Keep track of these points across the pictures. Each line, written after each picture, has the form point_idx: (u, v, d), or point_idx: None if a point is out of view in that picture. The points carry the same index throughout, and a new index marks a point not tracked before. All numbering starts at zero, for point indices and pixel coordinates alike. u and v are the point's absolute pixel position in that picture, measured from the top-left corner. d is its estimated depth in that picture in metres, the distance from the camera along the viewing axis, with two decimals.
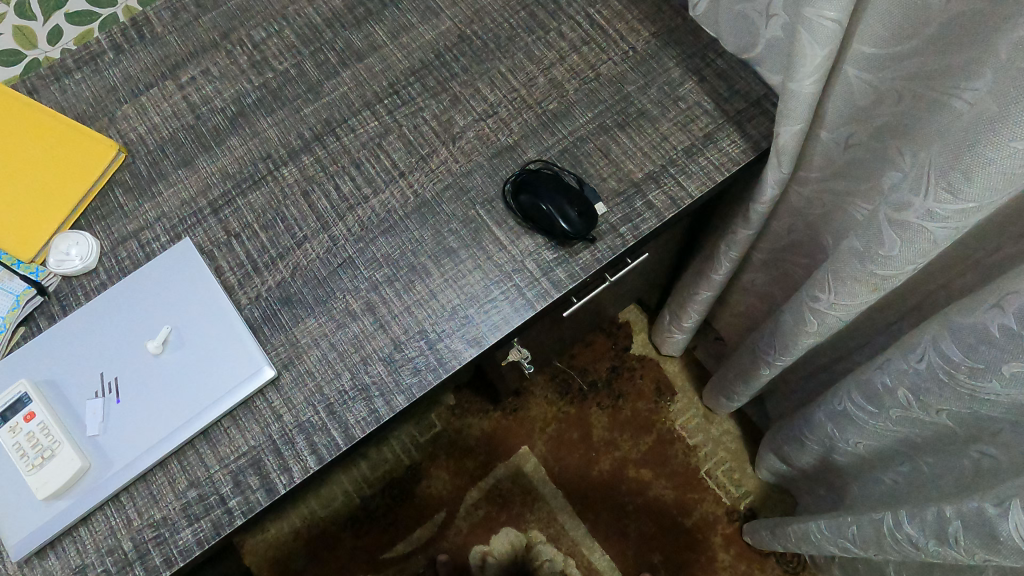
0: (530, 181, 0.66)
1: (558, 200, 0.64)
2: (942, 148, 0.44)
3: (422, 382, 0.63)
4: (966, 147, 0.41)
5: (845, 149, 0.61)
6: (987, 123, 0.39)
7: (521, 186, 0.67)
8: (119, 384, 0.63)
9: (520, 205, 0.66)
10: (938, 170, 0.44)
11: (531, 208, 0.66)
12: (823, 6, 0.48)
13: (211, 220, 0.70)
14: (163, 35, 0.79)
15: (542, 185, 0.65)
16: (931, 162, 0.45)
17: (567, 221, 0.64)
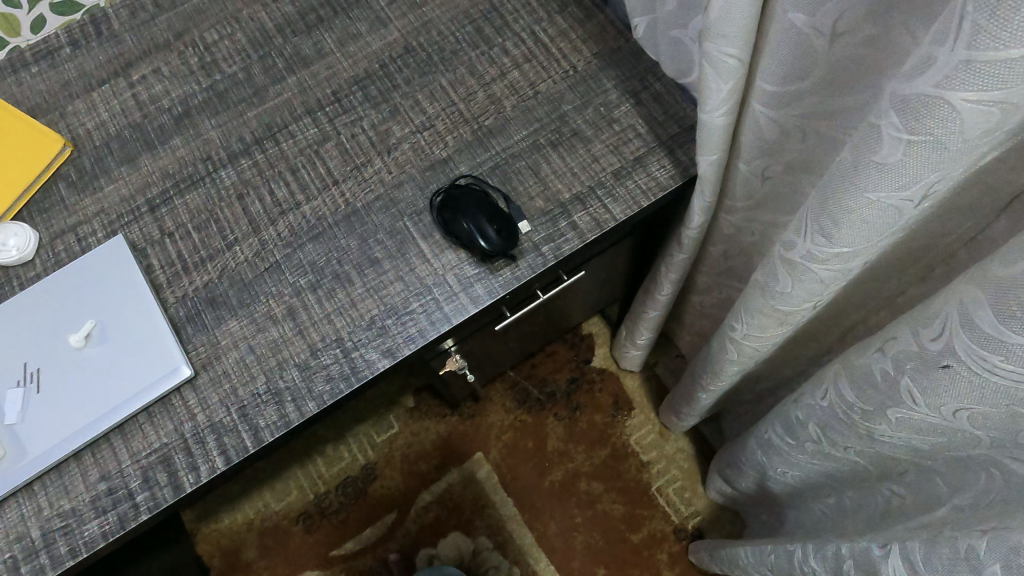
0: (455, 198, 0.67)
1: (478, 218, 0.65)
2: (817, 191, 0.44)
3: (333, 390, 0.64)
4: (832, 193, 0.41)
5: (763, 181, 0.61)
6: (847, 172, 0.39)
7: (447, 203, 0.67)
8: (40, 375, 0.65)
9: (445, 222, 0.67)
10: (813, 212, 0.44)
11: (453, 225, 0.66)
12: (720, 41, 0.48)
13: (147, 218, 0.72)
14: (120, 33, 0.81)
15: (465, 203, 0.66)
16: (810, 204, 0.45)
17: (486, 239, 0.65)
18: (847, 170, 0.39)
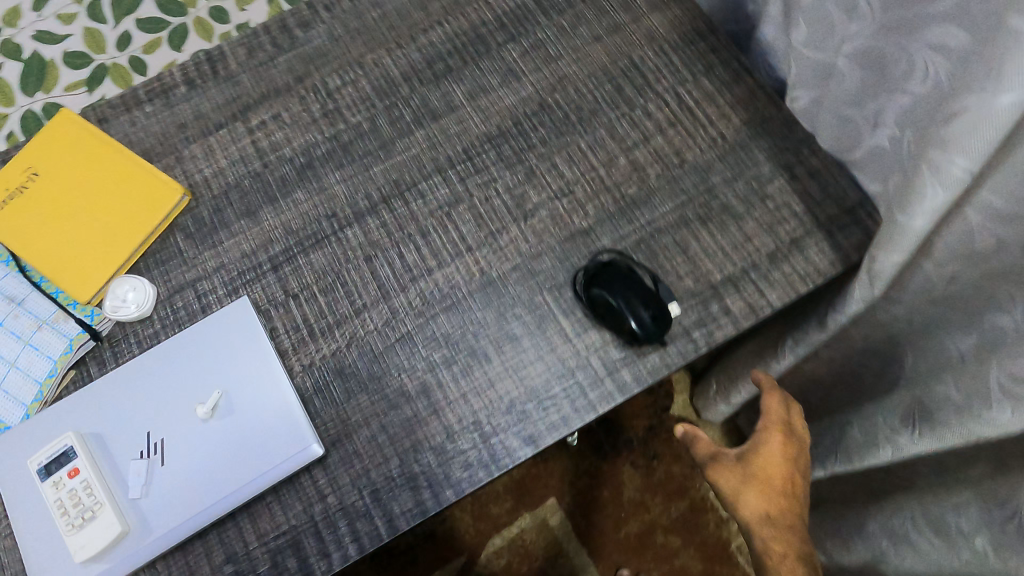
0: (602, 273, 0.63)
1: (631, 298, 0.61)
2: None
3: (472, 478, 0.60)
4: None
5: (948, 283, 0.57)
6: None
7: (592, 280, 0.63)
8: (164, 446, 0.62)
9: (593, 300, 0.63)
10: None
11: (605, 304, 0.62)
12: (956, 154, 0.44)
13: (270, 277, 0.69)
14: (237, 74, 0.78)
15: (616, 280, 0.62)
16: None
17: (638, 322, 0.61)
18: None
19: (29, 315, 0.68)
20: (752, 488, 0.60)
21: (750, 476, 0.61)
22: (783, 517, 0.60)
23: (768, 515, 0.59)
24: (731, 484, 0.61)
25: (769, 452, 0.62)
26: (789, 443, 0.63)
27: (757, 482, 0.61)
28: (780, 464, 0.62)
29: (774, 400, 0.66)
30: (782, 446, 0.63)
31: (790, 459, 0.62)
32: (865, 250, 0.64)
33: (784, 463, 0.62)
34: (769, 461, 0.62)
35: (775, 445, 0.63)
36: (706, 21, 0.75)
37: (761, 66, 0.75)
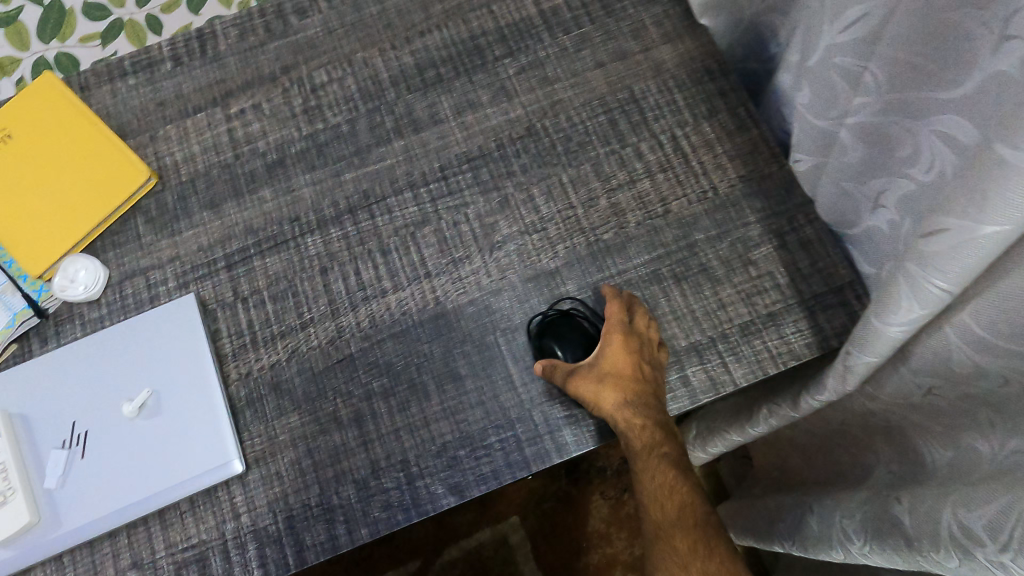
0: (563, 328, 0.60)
1: (579, 354, 0.59)
2: None
3: (390, 520, 0.58)
4: None
5: (925, 393, 0.52)
6: None
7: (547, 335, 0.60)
8: (87, 438, 0.61)
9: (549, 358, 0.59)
10: None
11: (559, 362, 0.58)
12: (934, 275, 0.39)
13: (223, 276, 0.66)
14: (225, 56, 0.75)
15: (569, 334, 0.59)
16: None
17: None
18: None
19: None
20: (608, 387, 0.55)
21: (603, 375, 0.56)
22: (640, 397, 0.56)
23: (629, 406, 0.55)
24: (590, 392, 0.56)
25: (614, 352, 0.57)
26: (631, 336, 0.57)
27: (612, 378, 0.56)
28: (626, 356, 0.56)
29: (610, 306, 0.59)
30: (623, 343, 0.57)
31: (634, 348, 0.57)
32: (846, 337, 0.59)
33: (628, 354, 0.57)
34: (616, 357, 0.57)
35: (618, 346, 0.57)
36: (719, 60, 0.69)
37: (772, 115, 0.70)
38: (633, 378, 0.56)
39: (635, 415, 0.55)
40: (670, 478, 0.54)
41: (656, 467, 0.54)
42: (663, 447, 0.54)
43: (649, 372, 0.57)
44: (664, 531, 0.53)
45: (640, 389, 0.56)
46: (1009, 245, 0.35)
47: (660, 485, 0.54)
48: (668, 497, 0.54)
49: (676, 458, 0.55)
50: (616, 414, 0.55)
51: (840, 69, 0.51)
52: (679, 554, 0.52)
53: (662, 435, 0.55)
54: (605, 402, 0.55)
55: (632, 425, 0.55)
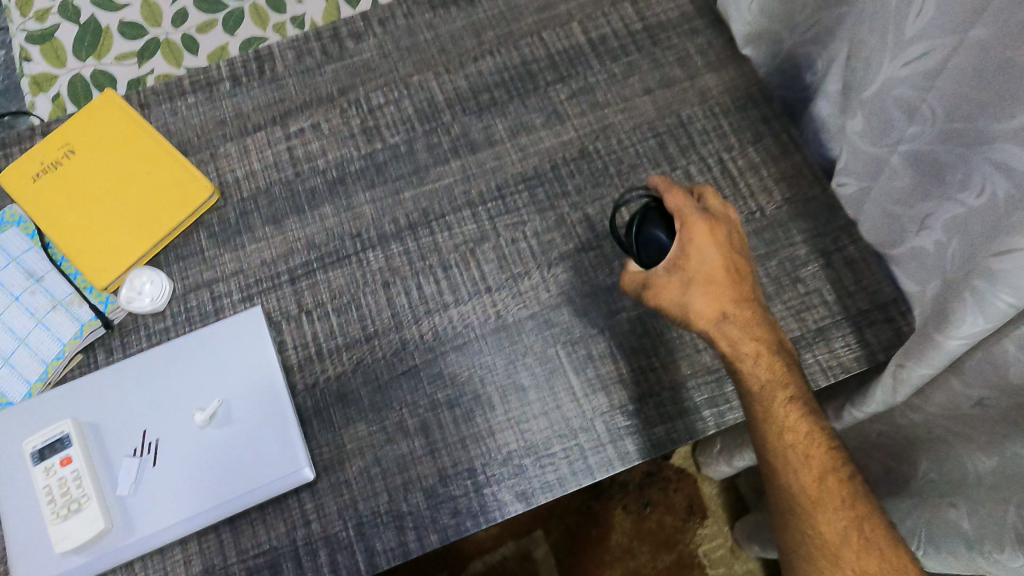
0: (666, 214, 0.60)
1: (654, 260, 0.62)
2: None
3: (458, 527, 0.60)
4: None
5: (975, 404, 0.55)
6: None
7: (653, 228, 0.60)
8: (158, 447, 0.62)
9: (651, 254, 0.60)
10: None
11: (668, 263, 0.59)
12: (1003, 288, 0.43)
13: (286, 289, 0.68)
14: (283, 77, 0.77)
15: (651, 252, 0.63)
16: None
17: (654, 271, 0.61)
18: None
19: (45, 294, 0.69)
20: (705, 298, 0.58)
21: (693, 281, 0.59)
22: (735, 305, 0.59)
23: (728, 317, 0.59)
24: (683, 305, 0.58)
25: (699, 249, 0.59)
26: (713, 227, 0.60)
27: (701, 282, 0.59)
28: (712, 246, 0.59)
29: (676, 195, 0.61)
30: (707, 236, 0.59)
31: (715, 234, 0.60)
32: (892, 351, 0.62)
33: (714, 245, 0.59)
34: (704, 259, 0.59)
35: (705, 242, 0.59)
36: (761, 89, 0.73)
37: (811, 141, 0.73)
38: (722, 270, 0.59)
39: (740, 336, 0.58)
40: (804, 424, 0.56)
41: (787, 410, 0.56)
42: (783, 379, 0.57)
43: (736, 268, 0.60)
44: (810, 489, 0.55)
45: (733, 297, 0.59)
46: None
47: (797, 438, 0.56)
48: (810, 452, 0.56)
49: (800, 393, 0.57)
50: (716, 321, 0.58)
51: (897, 100, 0.55)
52: (833, 521, 0.55)
53: (776, 361, 0.58)
54: (700, 305, 0.58)
55: (744, 350, 0.58)
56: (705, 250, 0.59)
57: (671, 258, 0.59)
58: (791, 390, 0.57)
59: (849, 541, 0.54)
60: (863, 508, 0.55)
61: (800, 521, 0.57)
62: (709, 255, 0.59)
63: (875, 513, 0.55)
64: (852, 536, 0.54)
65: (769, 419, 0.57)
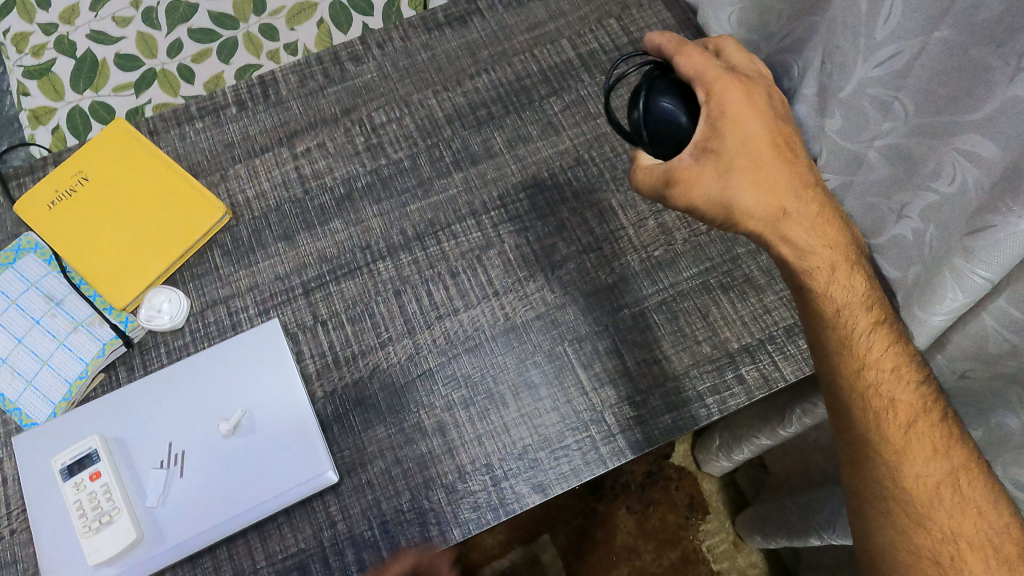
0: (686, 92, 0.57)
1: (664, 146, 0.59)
2: None
3: (479, 520, 0.62)
4: None
5: (959, 377, 0.59)
6: None
7: (668, 109, 0.56)
8: (184, 458, 0.64)
9: (672, 141, 0.56)
10: None
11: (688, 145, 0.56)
12: (977, 264, 0.47)
13: (301, 301, 0.71)
14: (288, 99, 0.80)
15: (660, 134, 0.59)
16: None
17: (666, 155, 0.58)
18: None
19: (66, 316, 0.71)
20: (753, 180, 0.54)
21: (734, 161, 0.54)
22: (789, 190, 0.54)
23: (787, 210, 0.54)
24: (726, 189, 0.54)
25: (737, 121, 0.55)
26: (748, 97, 0.55)
27: (745, 159, 0.54)
28: (753, 117, 0.55)
29: (691, 60, 0.57)
30: (744, 108, 0.55)
31: (752, 106, 0.55)
32: None
33: (754, 118, 0.55)
34: (744, 132, 0.55)
35: (744, 116, 0.55)
36: None
37: None
38: (767, 147, 0.55)
39: (800, 233, 0.54)
40: (896, 355, 0.53)
41: (875, 338, 0.53)
42: (869, 300, 0.54)
43: (780, 139, 0.55)
44: (901, 428, 0.52)
45: (784, 177, 0.54)
46: None
47: (884, 371, 0.52)
48: (897, 389, 0.52)
49: (886, 317, 0.54)
50: (772, 212, 0.54)
51: (872, 98, 0.59)
52: (922, 470, 0.51)
53: (857, 278, 0.54)
54: (742, 183, 0.54)
55: (808, 253, 0.54)
56: (740, 124, 0.55)
57: (698, 140, 0.55)
58: (876, 314, 0.53)
59: (939, 483, 0.51)
60: (960, 459, 0.51)
61: (880, 462, 0.52)
62: (750, 131, 0.55)
63: (973, 464, 0.51)
64: (942, 487, 0.51)
65: (854, 348, 0.53)
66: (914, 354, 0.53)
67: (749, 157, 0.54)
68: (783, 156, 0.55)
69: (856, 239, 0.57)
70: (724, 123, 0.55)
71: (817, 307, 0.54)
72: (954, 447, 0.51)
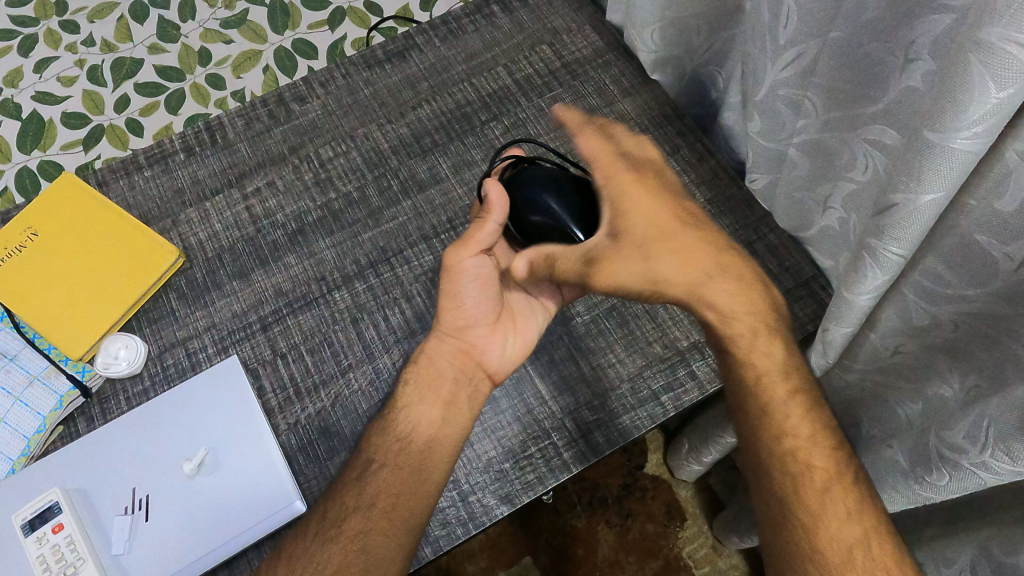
0: (527, 187, 0.62)
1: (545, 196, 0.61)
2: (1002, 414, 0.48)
3: (450, 535, 0.63)
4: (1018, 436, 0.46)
5: (893, 353, 0.62)
6: None
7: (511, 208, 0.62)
8: (149, 501, 0.64)
9: (527, 232, 0.61)
10: (999, 431, 0.48)
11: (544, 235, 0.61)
12: (890, 242, 0.51)
13: (259, 336, 0.72)
14: (235, 142, 0.82)
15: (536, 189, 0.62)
16: (990, 421, 0.49)
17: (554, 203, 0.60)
18: None
19: (20, 371, 0.71)
20: (667, 256, 0.55)
21: (646, 239, 0.55)
22: (704, 259, 0.56)
23: (709, 277, 0.56)
24: (641, 270, 0.55)
25: (636, 202, 0.57)
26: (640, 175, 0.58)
27: (658, 236, 0.56)
28: (651, 197, 0.57)
29: (591, 138, 0.60)
30: (639, 186, 0.57)
31: (647, 184, 0.58)
32: (819, 321, 0.69)
33: (652, 196, 0.57)
34: (644, 210, 0.56)
35: (643, 195, 0.57)
36: (673, 106, 0.81)
37: (723, 148, 0.82)
38: (670, 224, 0.56)
39: (721, 300, 0.56)
40: (812, 420, 0.56)
41: (791, 396, 0.56)
42: (788, 364, 0.57)
43: (685, 211, 0.58)
44: (815, 490, 0.55)
45: (699, 248, 0.56)
46: (944, 208, 0.46)
47: (800, 436, 0.56)
48: (814, 455, 0.56)
49: (802, 384, 0.57)
50: (689, 284, 0.56)
51: (785, 98, 0.63)
52: (836, 521, 0.54)
53: (776, 346, 0.57)
54: (660, 263, 0.55)
55: (728, 320, 0.57)
56: (640, 201, 0.57)
57: (609, 225, 0.57)
58: (793, 378, 0.57)
59: (856, 548, 0.53)
60: (869, 521, 0.54)
61: (802, 530, 0.55)
62: (651, 208, 0.56)
63: (881, 527, 0.54)
64: (854, 549, 0.53)
65: (772, 413, 0.56)
66: (827, 420, 0.57)
67: (661, 235, 0.56)
68: (694, 228, 0.57)
69: (777, 302, 0.60)
70: (620, 204, 0.57)
71: (740, 373, 0.57)
72: (866, 512, 0.55)
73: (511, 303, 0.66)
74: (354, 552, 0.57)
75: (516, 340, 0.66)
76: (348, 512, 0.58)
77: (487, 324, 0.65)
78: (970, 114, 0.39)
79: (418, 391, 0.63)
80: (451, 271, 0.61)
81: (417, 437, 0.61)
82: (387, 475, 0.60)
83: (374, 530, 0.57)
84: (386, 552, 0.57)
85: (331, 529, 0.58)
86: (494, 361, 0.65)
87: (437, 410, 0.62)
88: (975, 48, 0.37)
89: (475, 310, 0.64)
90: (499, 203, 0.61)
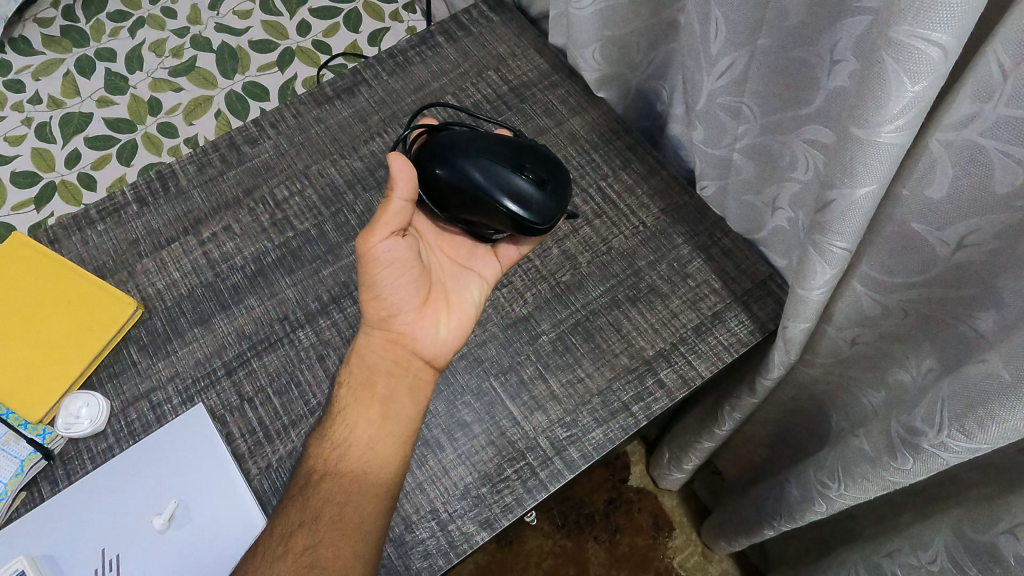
0: (436, 152, 0.64)
1: (471, 163, 0.62)
2: (954, 395, 0.49)
3: (432, 567, 0.62)
4: (969, 415, 0.47)
5: (851, 344, 0.64)
6: (992, 397, 0.45)
7: (423, 176, 0.64)
8: (119, 562, 0.63)
9: (442, 198, 0.64)
10: (953, 412, 0.48)
11: (461, 201, 0.63)
12: (834, 237, 0.52)
13: (225, 382, 0.71)
14: (188, 189, 0.81)
15: (461, 154, 0.63)
16: (944, 402, 0.50)
17: (483, 171, 0.61)
18: (991, 396, 0.45)
19: None
20: None
21: None
22: None
23: None
24: None
25: None
26: None
27: None
28: None
29: None
30: None
31: None
32: (779, 319, 0.70)
33: None
34: None
35: None
36: (621, 122, 0.83)
37: (673, 159, 0.83)
38: None
39: None
40: None
41: None
42: None
43: None
44: None
45: None
46: (879, 198, 0.48)
47: None
48: None
49: None
50: None
51: (723, 106, 0.64)
52: None
53: None
54: None
55: None
56: None
57: None
58: None
59: None
60: None
61: None
62: None
63: None
64: None
65: None
66: None
67: None
68: None
69: None
70: None
71: None
72: None
73: (442, 282, 0.69)
74: (306, 567, 0.55)
75: (450, 320, 0.67)
76: (294, 528, 0.57)
77: (414, 308, 0.66)
78: (891, 108, 0.41)
79: (353, 393, 0.64)
80: (365, 259, 0.62)
81: (356, 443, 0.61)
82: (330, 484, 0.59)
83: (322, 543, 0.56)
84: (339, 564, 0.55)
85: (278, 547, 0.56)
86: (429, 344, 0.66)
87: (375, 410, 0.62)
88: (887, 47, 0.39)
89: (398, 300, 0.64)
90: (405, 178, 0.60)
